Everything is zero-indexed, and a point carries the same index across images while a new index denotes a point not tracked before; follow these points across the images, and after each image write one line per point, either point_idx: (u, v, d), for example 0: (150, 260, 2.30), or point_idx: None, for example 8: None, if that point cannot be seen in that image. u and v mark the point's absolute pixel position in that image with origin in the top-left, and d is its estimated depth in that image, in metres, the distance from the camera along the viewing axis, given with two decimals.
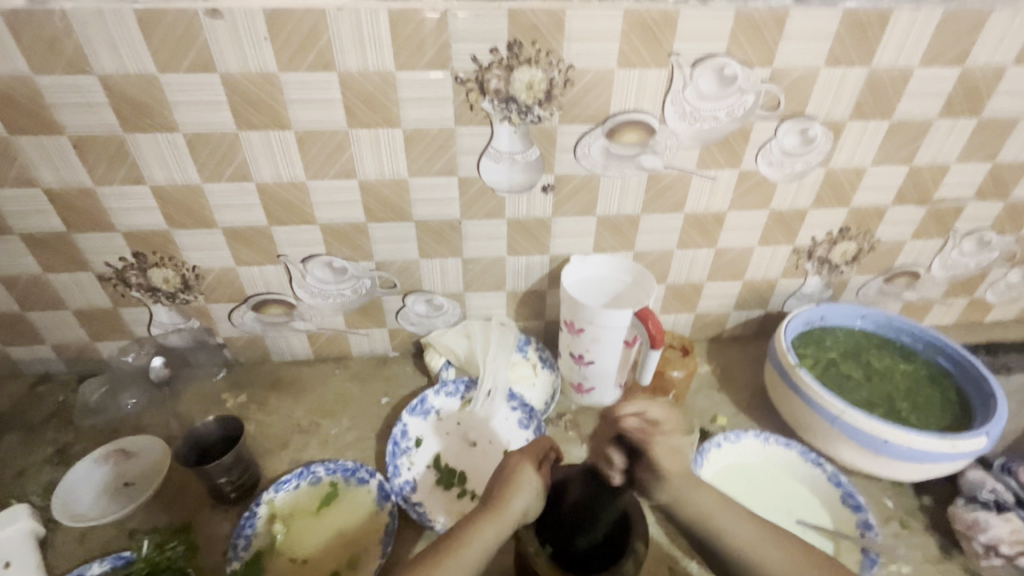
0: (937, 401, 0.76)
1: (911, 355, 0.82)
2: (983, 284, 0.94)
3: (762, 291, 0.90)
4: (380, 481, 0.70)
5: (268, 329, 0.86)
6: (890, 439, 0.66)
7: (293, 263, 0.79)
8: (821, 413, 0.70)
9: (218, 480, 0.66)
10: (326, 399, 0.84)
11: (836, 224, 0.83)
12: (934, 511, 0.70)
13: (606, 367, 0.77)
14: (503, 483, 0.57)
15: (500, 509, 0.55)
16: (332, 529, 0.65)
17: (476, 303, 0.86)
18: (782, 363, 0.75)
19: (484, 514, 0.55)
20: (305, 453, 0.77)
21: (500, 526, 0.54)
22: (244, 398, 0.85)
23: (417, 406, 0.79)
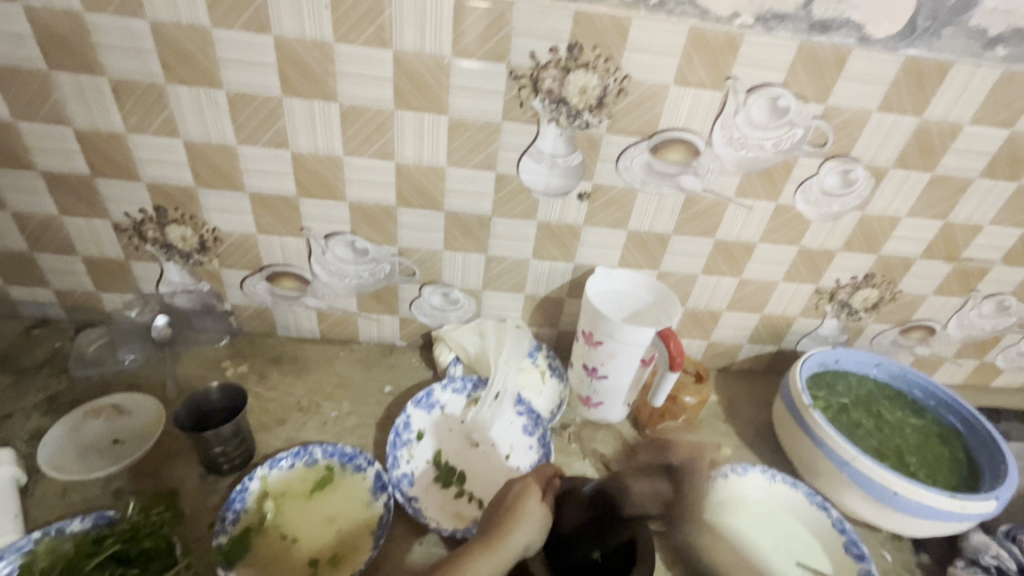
0: (946, 459, 0.75)
1: (921, 409, 0.81)
2: (995, 348, 0.94)
3: (778, 327, 0.89)
4: (378, 470, 0.67)
5: (278, 302, 0.84)
6: (900, 491, 0.65)
7: (315, 238, 0.77)
8: (832, 457, 0.69)
9: (213, 449, 0.63)
10: (328, 380, 0.83)
11: (862, 269, 0.83)
12: (932, 569, 0.69)
13: (619, 384, 0.76)
14: (506, 515, 0.55)
15: (498, 544, 0.53)
16: (325, 513, 0.64)
17: (492, 302, 0.85)
18: (795, 401, 0.74)
19: (482, 543, 0.54)
20: (301, 432, 0.75)
21: (498, 559, 0.52)
22: (245, 369, 0.83)
23: (422, 399, 0.77)
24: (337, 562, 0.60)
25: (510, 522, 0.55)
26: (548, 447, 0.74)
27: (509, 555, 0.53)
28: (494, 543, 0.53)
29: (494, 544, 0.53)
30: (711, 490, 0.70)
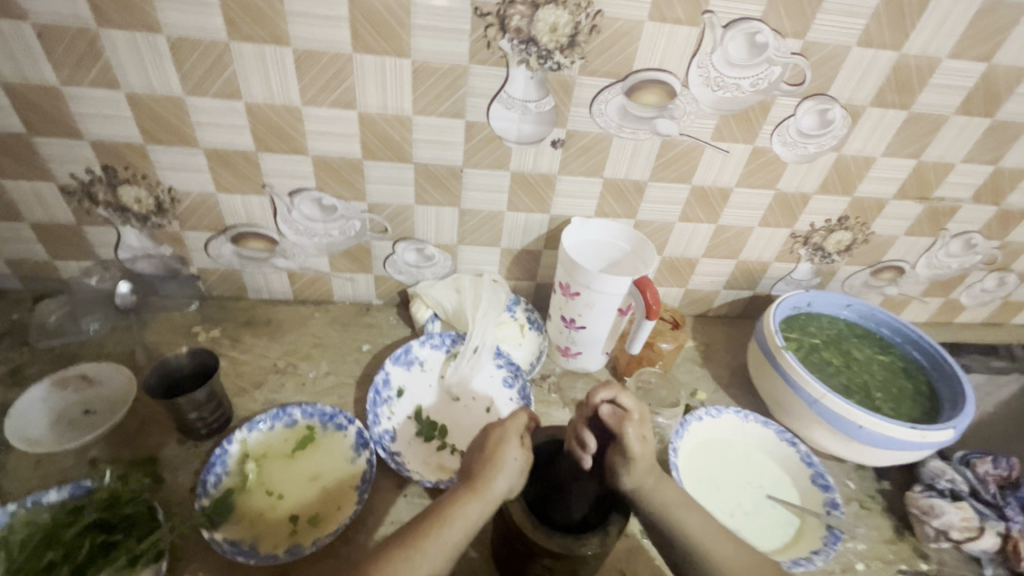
0: (909, 392, 0.78)
1: (888, 346, 0.84)
2: (960, 285, 0.97)
3: (753, 272, 0.90)
4: (358, 428, 0.67)
5: (247, 264, 0.81)
6: (865, 425, 0.68)
7: (280, 196, 0.74)
8: (801, 395, 0.72)
9: (188, 415, 0.62)
10: (304, 341, 0.81)
11: (836, 212, 0.83)
12: (891, 494, 0.72)
13: (597, 334, 0.76)
14: (484, 459, 0.52)
15: (476, 489, 0.50)
16: (309, 471, 0.64)
17: (469, 257, 0.83)
18: (768, 344, 0.76)
19: (462, 491, 0.50)
20: (280, 393, 0.74)
21: (481, 506, 0.49)
22: (218, 333, 0.81)
23: (400, 356, 0.76)
24: (316, 522, 0.59)
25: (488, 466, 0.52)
26: (527, 397, 0.74)
27: (493, 498, 0.50)
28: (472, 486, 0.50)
29: (472, 489, 0.50)
30: (687, 432, 0.72)
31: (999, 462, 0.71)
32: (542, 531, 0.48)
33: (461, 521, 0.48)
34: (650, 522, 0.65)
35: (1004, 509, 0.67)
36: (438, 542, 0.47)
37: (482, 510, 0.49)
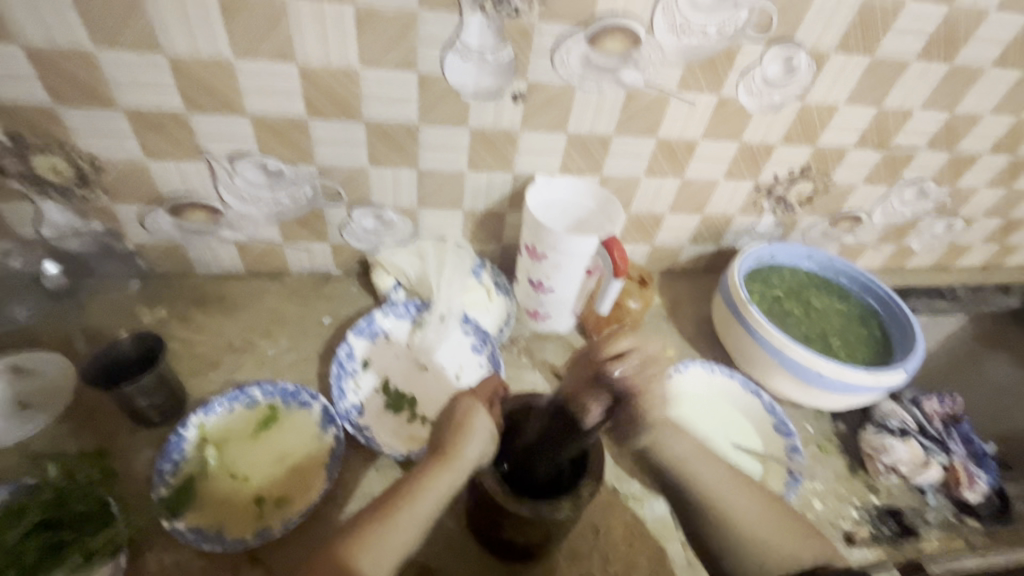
0: (864, 338, 0.81)
1: (845, 294, 0.86)
2: (912, 232, 1.00)
3: (718, 226, 0.90)
4: (324, 404, 0.65)
5: (190, 237, 0.75)
6: (825, 373, 0.70)
7: (218, 161, 0.68)
8: (765, 347, 0.73)
9: (137, 402, 0.59)
10: (260, 316, 0.77)
11: (798, 163, 0.83)
12: (847, 435, 0.76)
13: (565, 295, 0.75)
14: (452, 428, 0.51)
15: (444, 463, 0.49)
16: (274, 451, 0.61)
17: (430, 221, 0.80)
18: (733, 298, 0.77)
19: (433, 462, 0.50)
20: (238, 373, 0.71)
21: (452, 475, 0.49)
22: (165, 313, 0.76)
23: (364, 328, 0.73)
24: (283, 503, 0.57)
25: (457, 435, 0.50)
26: (497, 362, 0.73)
27: (463, 468, 0.49)
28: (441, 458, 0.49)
29: (440, 463, 0.49)
30: None
31: (944, 401, 0.77)
32: (518, 499, 0.47)
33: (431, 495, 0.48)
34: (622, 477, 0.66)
35: (946, 443, 0.73)
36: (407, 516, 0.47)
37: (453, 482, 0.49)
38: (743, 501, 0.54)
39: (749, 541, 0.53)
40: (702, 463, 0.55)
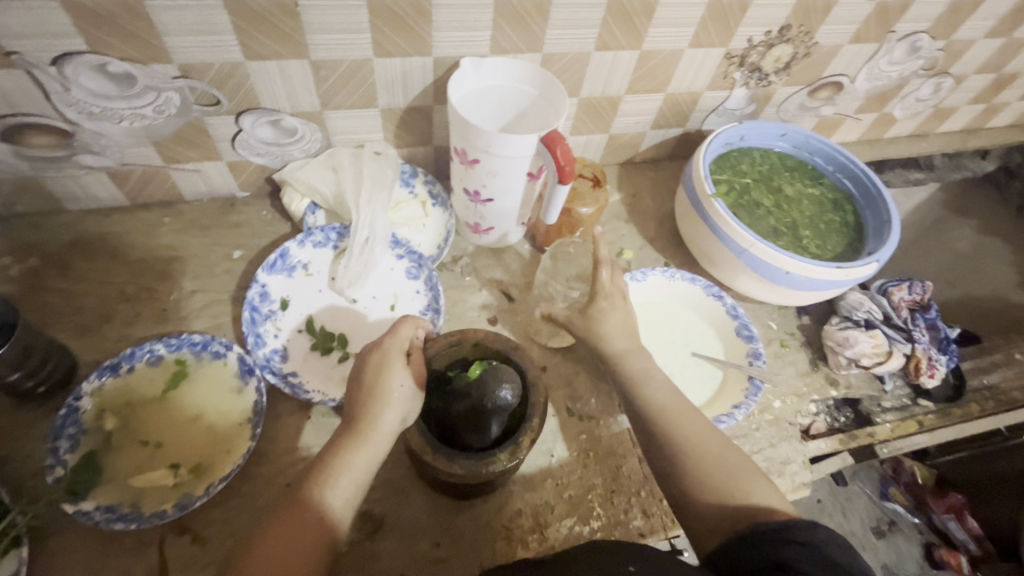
0: (836, 225, 0.74)
1: (819, 177, 0.78)
2: (896, 97, 0.90)
3: (683, 105, 0.78)
4: (239, 353, 0.58)
5: (43, 167, 0.61)
6: (792, 271, 0.64)
7: (40, 68, 0.52)
8: (730, 246, 0.66)
9: (9, 377, 0.50)
10: (156, 257, 0.66)
11: (777, 22, 0.69)
12: (810, 329, 0.73)
13: (508, 205, 0.65)
14: (365, 395, 0.46)
15: (365, 431, 0.45)
16: (188, 411, 0.55)
17: (341, 125, 0.66)
18: (697, 192, 0.68)
19: (350, 435, 0.46)
20: (139, 325, 0.62)
21: (373, 444, 0.45)
22: (38, 262, 0.64)
23: (277, 262, 0.63)
24: (202, 470, 0.52)
25: (372, 401, 0.46)
26: (435, 288, 0.65)
27: (384, 434, 0.45)
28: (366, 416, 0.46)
29: (360, 432, 0.45)
30: None
31: (913, 288, 0.73)
32: (448, 458, 0.43)
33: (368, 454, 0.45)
34: (577, 397, 0.63)
35: (912, 331, 0.70)
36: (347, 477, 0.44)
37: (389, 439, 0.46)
38: (720, 452, 0.48)
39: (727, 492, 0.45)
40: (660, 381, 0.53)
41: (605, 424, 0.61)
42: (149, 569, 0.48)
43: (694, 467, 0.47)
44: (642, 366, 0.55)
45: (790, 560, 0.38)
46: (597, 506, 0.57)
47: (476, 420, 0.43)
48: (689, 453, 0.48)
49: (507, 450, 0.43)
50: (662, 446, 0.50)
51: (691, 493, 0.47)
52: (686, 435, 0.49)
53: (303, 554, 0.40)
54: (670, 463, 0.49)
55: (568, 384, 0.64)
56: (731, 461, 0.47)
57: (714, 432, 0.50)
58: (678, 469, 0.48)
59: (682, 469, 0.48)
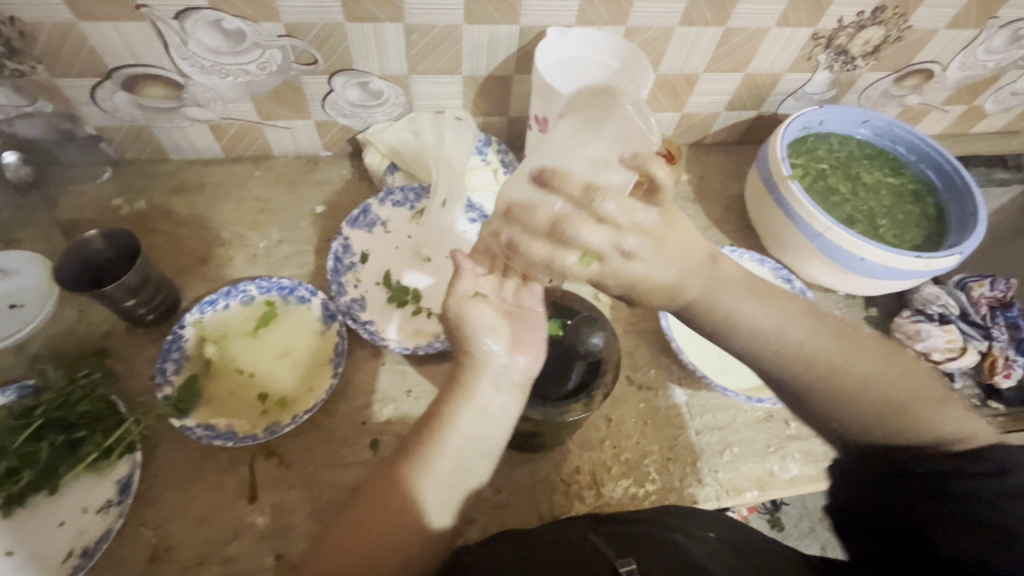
0: (915, 217, 0.72)
1: (901, 167, 0.76)
2: (990, 90, 0.85)
3: (762, 87, 0.77)
4: (323, 300, 0.62)
5: (153, 117, 0.66)
6: (867, 258, 0.63)
7: (164, 21, 0.56)
8: (803, 230, 0.65)
9: (126, 303, 0.56)
10: (247, 208, 0.71)
11: (872, 2, 0.67)
12: (878, 320, 0.72)
13: None
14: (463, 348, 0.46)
15: (466, 383, 0.44)
16: (276, 348, 0.59)
17: (425, 90, 0.69)
18: (773, 174, 0.67)
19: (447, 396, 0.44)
20: (231, 268, 0.67)
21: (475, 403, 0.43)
22: (143, 205, 0.70)
23: (359, 218, 0.67)
24: (288, 402, 0.56)
25: (468, 356, 0.45)
26: None
27: (482, 386, 0.44)
28: (463, 389, 0.44)
29: (461, 385, 0.44)
30: None
31: (996, 284, 0.71)
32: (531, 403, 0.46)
33: (465, 436, 0.42)
34: (638, 367, 0.64)
35: (990, 330, 0.68)
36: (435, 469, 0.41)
37: (493, 421, 0.43)
38: (867, 359, 0.43)
39: (894, 406, 0.40)
40: (783, 318, 0.45)
41: (665, 395, 0.63)
42: (240, 485, 0.53)
43: (828, 376, 0.43)
44: (752, 313, 0.46)
45: (927, 527, 0.34)
46: (653, 470, 0.58)
47: (563, 363, 0.48)
48: (819, 367, 0.43)
49: (581, 403, 0.46)
50: (802, 379, 0.44)
51: (838, 409, 0.42)
52: (823, 370, 0.43)
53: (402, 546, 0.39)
54: (801, 383, 0.44)
55: (628, 354, 0.65)
56: (883, 397, 0.41)
57: (853, 361, 0.42)
58: (827, 392, 0.43)
59: (830, 390, 0.42)
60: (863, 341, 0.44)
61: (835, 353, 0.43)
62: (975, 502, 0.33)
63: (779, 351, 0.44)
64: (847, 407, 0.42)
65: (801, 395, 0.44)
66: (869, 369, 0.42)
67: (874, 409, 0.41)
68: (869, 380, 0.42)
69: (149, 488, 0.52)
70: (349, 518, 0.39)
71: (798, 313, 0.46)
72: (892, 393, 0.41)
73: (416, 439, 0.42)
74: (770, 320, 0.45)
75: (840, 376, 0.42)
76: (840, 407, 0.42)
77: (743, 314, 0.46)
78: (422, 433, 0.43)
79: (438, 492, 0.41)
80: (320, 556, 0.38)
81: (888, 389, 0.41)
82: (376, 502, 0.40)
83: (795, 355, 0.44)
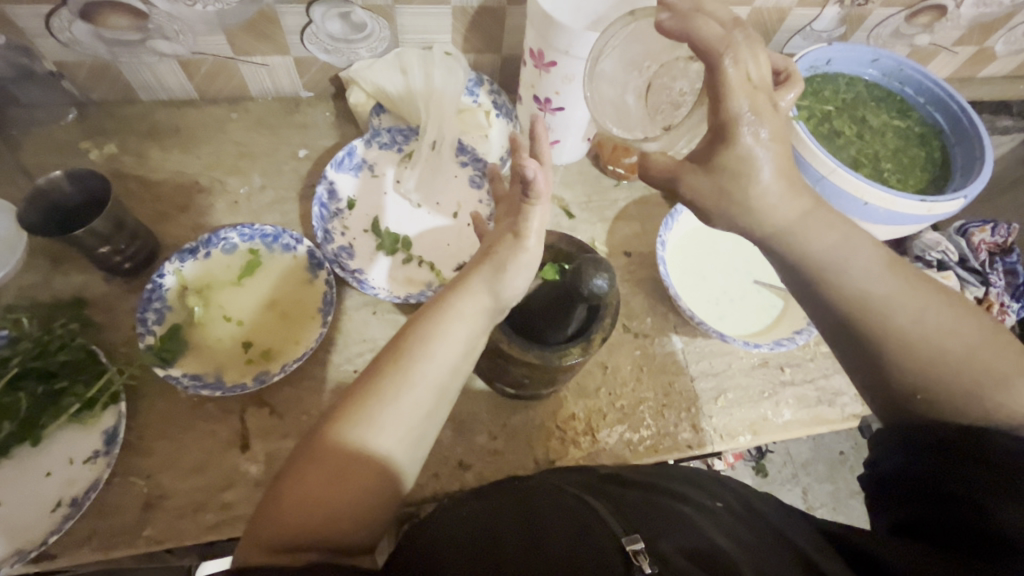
0: (921, 161, 0.70)
1: (907, 109, 0.73)
2: (1002, 29, 0.82)
3: (768, 23, 0.73)
4: (308, 247, 0.59)
5: (117, 51, 0.61)
6: (870, 202, 0.61)
7: None
8: (807, 173, 0.63)
9: (100, 250, 0.53)
10: (226, 151, 0.67)
11: None
12: None
13: (578, 114, 0.62)
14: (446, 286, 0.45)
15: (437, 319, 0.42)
16: (261, 298, 0.58)
17: (411, 23, 0.64)
18: None
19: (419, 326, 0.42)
20: (211, 215, 0.64)
21: (447, 339, 0.42)
22: (114, 149, 0.66)
23: (344, 160, 0.64)
24: (273, 354, 0.55)
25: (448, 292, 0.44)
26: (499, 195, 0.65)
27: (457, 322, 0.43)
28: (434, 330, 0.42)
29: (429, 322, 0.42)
30: (676, 224, 0.65)
31: (997, 230, 0.70)
32: (524, 347, 0.45)
33: (436, 374, 0.41)
34: (635, 315, 0.63)
35: (988, 276, 0.68)
36: (404, 408, 0.39)
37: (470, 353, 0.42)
38: (959, 323, 0.37)
39: (989, 379, 0.35)
40: (861, 268, 0.39)
41: (660, 342, 0.62)
42: (231, 434, 0.52)
43: (911, 336, 0.37)
44: (824, 244, 0.40)
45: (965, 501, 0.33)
46: (649, 416, 0.58)
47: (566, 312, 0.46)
48: (901, 323, 0.38)
49: (580, 346, 0.45)
50: (878, 334, 0.38)
51: (915, 374, 0.37)
52: (893, 327, 0.38)
53: (356, 487, 0.37)
54: (877, 340, 0.39)
55: (626, 303, 0.64)
56: (963, 371, 0.36)
57: (936, 323, 0.37)
58: (905, 353, 0.38)
59: (908, 350, 0.37)
60: (959, 305, 0.38)
61: (911, 312, 0.37)
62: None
63: (863, 300, 0.39)
64: (932, 374, 0.37)
65: (872, 352, 0.39)
66: (960, 334, 0.37)
67: (945, 383, 0.36)
68: (940, 351, 0.37)
69: (137, 438, 0.51)
70: (317, 470, 0.37)
71: (882, 267, 0.39)
72: (987, 363, 0.36)
73: (386, 366, 0.41)
74: (849, 269, 0.39)
75: (928, 333, 0.37)
76: (889, 370, 0.39)
77: (812, 260, 0.40)
78: (380, 373, 0.40)
79: (398, 433, 0.39)
80: (280, 507, 0.36)
81: (973, 363, 0.36)
82: (340, 443, 0.38)
83: (865, 304, 0.39)
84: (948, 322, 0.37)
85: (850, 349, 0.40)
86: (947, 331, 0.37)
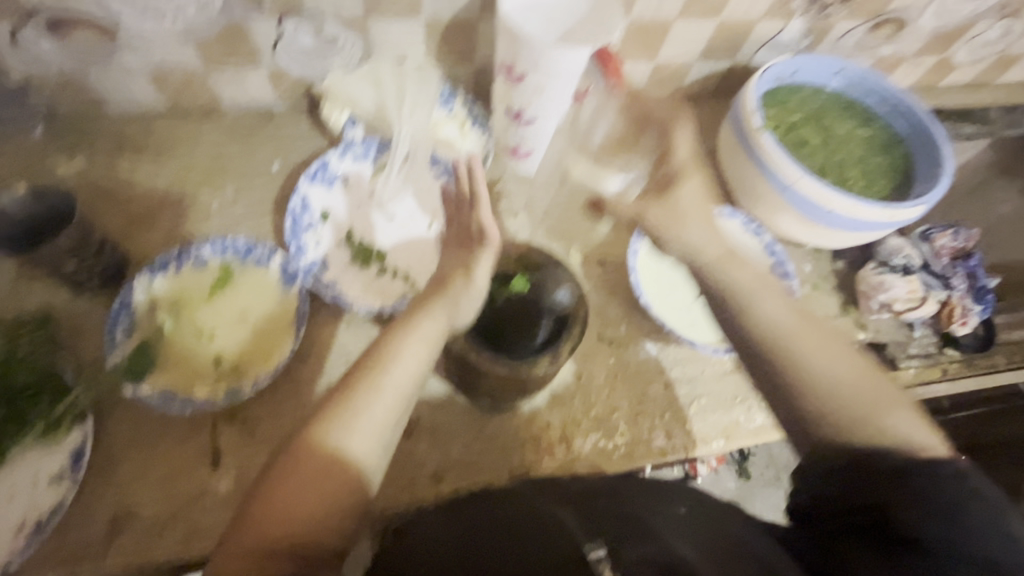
0: (883, 168, 0.72)
1: (871, 118, 0.75)
2: (961, 40, 0.84)
3: (736, 34, 0.75)
4: (281, 260, 0.59)
5: (85, 65, 0.61)
6: (835, 210, 0.63)
7: None
8: (773, 181, 0.65)
9: (65, 265, 0.52)
10: (199, 163, 0.67)
11: None
12: (844, 273, 0.72)
13: (550, 125, 0.63)
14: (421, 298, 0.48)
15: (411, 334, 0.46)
16: (231, 313, 0.57)
17: (383, 36, 0.65)
18: (744, 126, 0.65)
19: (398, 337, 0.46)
20: (182, 228, 0.63)
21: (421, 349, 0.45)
22: (83, 162, 0.65)
23: (317, 173, 0.64)
24: (244, 369, 0.54)
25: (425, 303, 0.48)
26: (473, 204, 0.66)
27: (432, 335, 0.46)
28: (404, 343, 0.45)
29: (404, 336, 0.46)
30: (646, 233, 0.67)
31: (958, 235, 0.72)
32: (494, 358, 0.45)
33: (402, 386, 0.44)
34: (609, 323, 0.64)
35: (949, 279, 0.70)
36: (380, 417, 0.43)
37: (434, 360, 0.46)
38: (839, 360, 0.48)
39: (861, 410, 0.45)
40: (773, 311, 0.51)
41: (635, 350, 0.63)
42: (203, 450, 0.52)
43: (809, 369, 0.48)
44: (744, 278, 0.53)
45: (886, 512, 0.40)
46: (623, 423, 0.59)
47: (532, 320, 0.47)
48: (802, 357, 0.48)
49: (549, 357, 0.45)
50: (785, 363, 0.48)
51: (812, 401, 0.47)
52: (796, 359, 0.48)
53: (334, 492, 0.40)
54: (784, 369, 0.48)
55: (600, 311, 0.65)
56: (846, 403, 0.46)
57: (829, 364, 0.48)
58: (804, 382, 0.47)
59: (805, 379, 0.47)
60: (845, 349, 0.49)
61: (810, 348, 0.48)
62: (931, 498, 0.40)
63: (774, 333, 0.49)
64: (827, 401, 0.46)
65: (779, 379, 0.49)
66: (841, 370, 0.47)
67: (834, 409, 0.46)
68: (840, 382, 0.47)
69: (104, 456, 0.50)
70: (303, 475, 0.40)
71: (786, 311, 0.51)
72: (859, 395, 0.46)
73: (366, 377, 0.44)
74: (767, 310, 0.50)
75: (822, 367, 0.47)
76: (794, 396, 0.48)
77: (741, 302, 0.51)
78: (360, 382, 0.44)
79: (374, 439, 0.43)
80: (269, 512, 0.39)
81: (855, 396, 0.46)
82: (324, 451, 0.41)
83: (774, 338, 0.49)
84: (838, 363, 0.48)
85: (765, 375, 0.50)
86: (834, 366, 0.48)
